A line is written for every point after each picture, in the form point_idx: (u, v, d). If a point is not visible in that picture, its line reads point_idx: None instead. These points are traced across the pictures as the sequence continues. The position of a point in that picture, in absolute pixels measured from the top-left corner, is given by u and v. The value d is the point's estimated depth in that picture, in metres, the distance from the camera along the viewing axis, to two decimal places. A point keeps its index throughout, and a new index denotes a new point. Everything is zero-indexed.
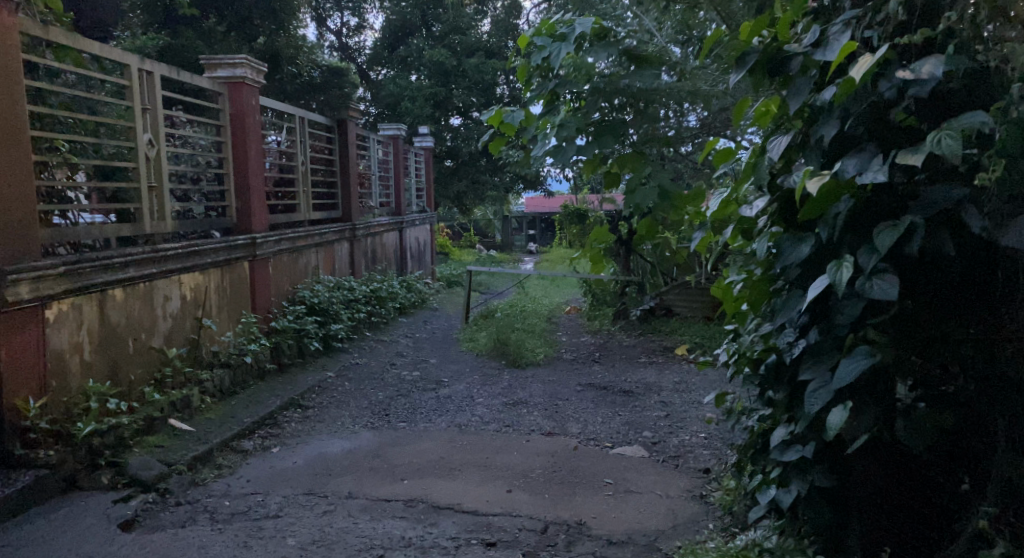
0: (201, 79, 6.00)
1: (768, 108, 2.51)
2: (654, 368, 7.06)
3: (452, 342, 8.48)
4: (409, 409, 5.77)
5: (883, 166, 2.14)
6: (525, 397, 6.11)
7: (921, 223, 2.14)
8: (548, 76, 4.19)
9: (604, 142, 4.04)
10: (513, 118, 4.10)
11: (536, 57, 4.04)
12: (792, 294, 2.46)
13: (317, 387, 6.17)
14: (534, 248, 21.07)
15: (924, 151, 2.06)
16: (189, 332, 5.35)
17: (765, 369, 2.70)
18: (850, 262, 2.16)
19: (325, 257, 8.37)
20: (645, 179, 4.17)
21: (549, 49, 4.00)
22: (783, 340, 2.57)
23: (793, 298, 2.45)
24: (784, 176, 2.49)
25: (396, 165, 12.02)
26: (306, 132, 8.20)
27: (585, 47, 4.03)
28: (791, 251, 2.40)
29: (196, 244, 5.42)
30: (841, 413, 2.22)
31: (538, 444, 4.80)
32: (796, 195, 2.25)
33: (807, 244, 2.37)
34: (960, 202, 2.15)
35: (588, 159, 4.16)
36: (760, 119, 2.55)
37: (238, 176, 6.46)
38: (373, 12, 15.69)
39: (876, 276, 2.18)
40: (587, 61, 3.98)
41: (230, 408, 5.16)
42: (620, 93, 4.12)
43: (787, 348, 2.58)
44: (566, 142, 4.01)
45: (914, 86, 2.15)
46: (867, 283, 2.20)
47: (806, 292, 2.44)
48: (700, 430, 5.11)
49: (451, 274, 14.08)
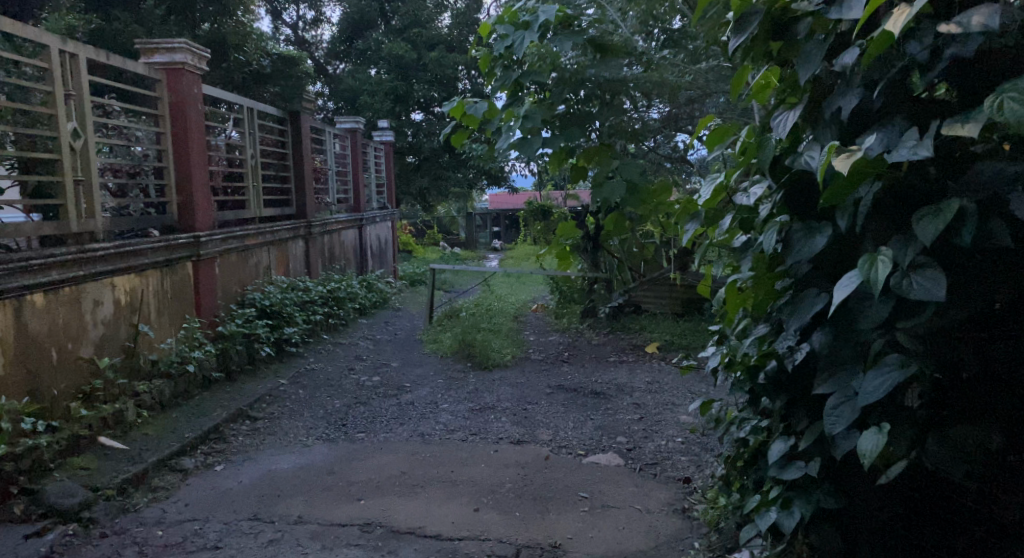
0: (137, 65, 5.57)
1: (768, 81, 2.27)
2: (626, 368, 6.76)
3: (416, 344, 8.10)
4: (367, 418, 5.39)
5: (925, 141, 1.85)
6: (492, 401, 5.76)
7: (971, 208, 1.84)
8: (512, 65, 3.92)
9: (573, 134, 3.78)
10: (477, 108, 3.85)
11: (498, 47, 3.75)
12: (804, 296, 2.16)
13: (269, 397, 5.75)
14: (499, 245, 20.75)
15: (983, 119, 1.77)
16: (124, 339, 4.91)
17: (766, 378, 2.37)
18: (886, 256, 1.86)
19: (278, 256, 7.93)
20: (613, 173, 3.92)
21: (512, 37, 3.70)
22: (782, 344, 2.26)
23: (807, 298, 2.14)
24: (791, 158, 2.20)
25: (354, 160, 11.58)
26: (256, 124, 7.75)
27: (549, 36, 3.79)
28: (804, 245, 2.11)
29: (131, 244, 4.98)
30: (875, 437, 1.92)
31: (507, 455, 4.46)
32: (818, 177, 1.94)
33: (824, 235, 2.08)
34: (1014, 182, 1.84)
35: (554, 152, 3.85)
36: (760, 93, 2.30)
37: (179, 171, 6.03)
38: (330, 5, 15.19)
39: (914, 272, 1.89)
40: (552, 52, 3.75)
41: (171, 422, 4.73)
42: (587, 84, 3.87)
43: (787, 354, 2.28)
44: (532, 134, 3.73)
45: (956, 44, 1.84)
46: (904, 281, 1.90)
47: (818, 292, 2.14)
48: (677, 434, 4.80)
49: (414, 272, 13.67)
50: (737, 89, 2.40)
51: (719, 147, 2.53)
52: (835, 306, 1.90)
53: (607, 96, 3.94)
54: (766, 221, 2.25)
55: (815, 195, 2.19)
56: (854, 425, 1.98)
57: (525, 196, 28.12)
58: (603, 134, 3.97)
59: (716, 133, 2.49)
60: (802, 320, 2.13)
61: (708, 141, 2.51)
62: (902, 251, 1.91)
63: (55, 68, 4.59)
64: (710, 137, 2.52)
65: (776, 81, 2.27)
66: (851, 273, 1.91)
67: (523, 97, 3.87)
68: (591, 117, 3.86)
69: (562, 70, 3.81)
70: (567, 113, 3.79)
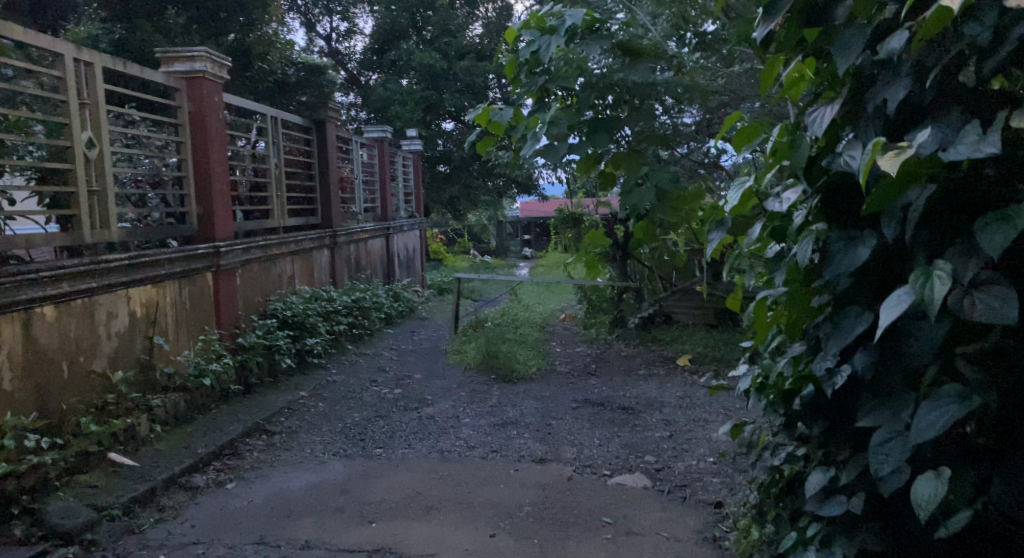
0: (156, 73, 5.48)
1: (802, 74, 2.05)
2: (655, 381, 6.54)
3: (440, 355, 7.95)
4: (387, 432, 5.24)
5: (988, 138, 1.65)
6: (515, 416, 5.58)
7: None
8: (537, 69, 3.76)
9: (600, 140, 3.62)
10: (501, 115, 3.73)
11: (524, 53, 3.63)
12: (847, 313, 1.94)
13: (288, 410, 5.63)
14: (529, 254, 20.60)
15: None
16: (139, 353, 4.81)
17: (801, 404, 2.15)
18: (943, 273, 1.66)
19: (302, 266, 7.83)
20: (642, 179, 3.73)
21: (538, 43, 3.60)
22: (819, 367, 2.03)
23: (849, 317, 1.93)
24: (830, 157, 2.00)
25: (382, 169, 11.48)
26: (280, 133, 7.66)
27: (576, 39, 3.64)
28: (845, 257, 1.91)
29: (147, 255, 4.87)
30: (932, 486, 1.73)
31: (528, 474, 4.27)
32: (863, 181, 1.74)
33: (867, 247, 1.88)
34: None
35: (582, 158, 3.71)
36: (793, 88, 2.08)
37: (199, 180, 5.93)
38: (363, 16, 15.16)
39: (977, 290, 1.69)
40: (579, 56, 3.56)
41: (185, 437, 4.62)
42: (615, 90, 3.69)
43: (825, 379, 2.04)
44: (557, 140, 3.60)
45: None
46: (965, 300, 1.70)
47: (863, 309, 1.92)
48: (708, 454, 4.59)
49: (442, 281, 13.55)
50: (768, 82, 2.19)
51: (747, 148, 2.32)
52: (882, 329, 1.68)
53: (637, 100, 3.70)
54: (802, 228, 2.03)
55: (856, 201, 1.98)
56: (906, 465, 1.77)
57: (556, 204, 27.92)
58: (633, 141, 3.77)
59: (744, 132, 2.29)
60: (844, 341, 1.91)
61: (736, 140, 2.30)
62: (961, 267, 1.72)
63: (70, 77, 4.52)
64: (738, 137, 2.31)
65: (810, 73, 2.06)
66: (900, 291, 1.70)
67: (549, 103, 3.75)
68: (616, 122, 3.65)
69: (589, 74, 3.63)
70: (595, 119, 3.62)
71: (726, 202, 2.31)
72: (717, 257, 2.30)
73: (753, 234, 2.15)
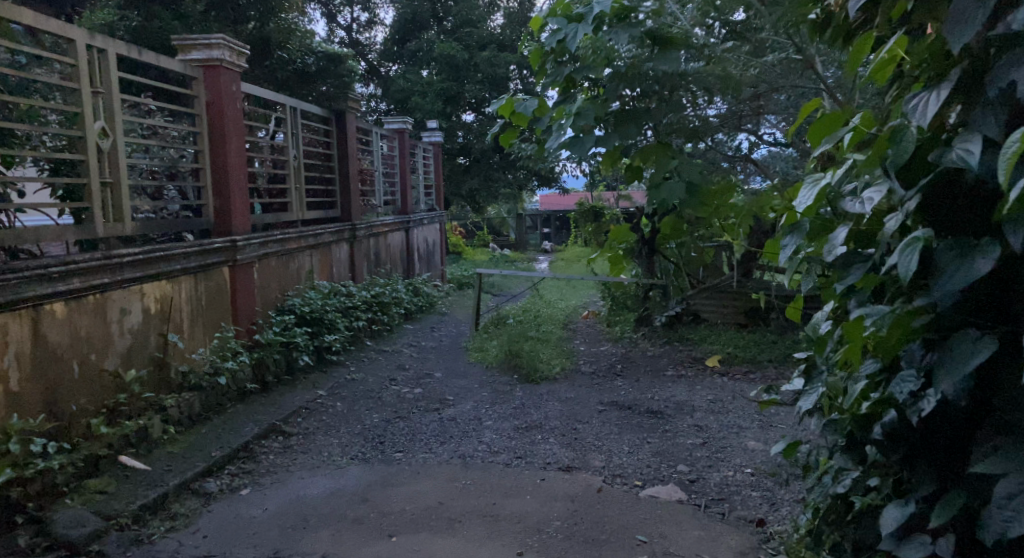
0: (172, 61, 5.30)
1: (893, 55, 1.94)
2: (685, 384, 6.32)
3: (461, 352, 7.76)
4: (407, 435, 5.06)
5: None
6: (540, 419, 5.37)
7: None
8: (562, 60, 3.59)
9: (627, 132, 3.43)
10: (525, 107, 3.59)
11: (549, 41, 3.45)
12: (958, 338, 1.73)
13: (305, 410, 5.45)
14: (549, 247, 20.39)
15: None
16: (153, 350, 4.64)
17: (880, 432, 1.96)
18: None
19: (320, 260, 7.65)
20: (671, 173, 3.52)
21: (564, 30, 3.41)
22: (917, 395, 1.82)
23: (961, 343, 1.72)
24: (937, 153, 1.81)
25: (403, 161, 11.28)
26: (299, 123, 7.48)
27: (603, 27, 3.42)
28: (962, 273, 1.70)
29: (161, 249, 4.70)
30: None
31: (555, 485, 4.07)
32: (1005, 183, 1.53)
33: (989, 262, 1.67)
34: None
35: (607, 152, 3.53)
36: (879, 72, 1.97)
37: (216, 172, 5.76)
38: (384, 7, 14.98)
39: None
40: (607, 44, 3.38)
41: (199, 439, 4.45)
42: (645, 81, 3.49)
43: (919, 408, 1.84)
44: (584, 133, 3.40)
45: None
46: None
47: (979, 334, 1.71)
48: (744, 464, 4.38)
49: (462, 275, 13.37)
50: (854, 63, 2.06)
51: (825, 140, 2.10)
52: None
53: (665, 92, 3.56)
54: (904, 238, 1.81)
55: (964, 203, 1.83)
56: None
57: (576, 197, 27.59)
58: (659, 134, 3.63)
59: (822, 122, 2.08)
60: (958, 369, 1.70)
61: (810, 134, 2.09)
62: None
63: (82, 64, 4.33)
64: (816, 125, 2.09)
65: (903, 56, 1.95)
66: None
67: (575, 95, 3.58)
68: (647, 113, 3.47)
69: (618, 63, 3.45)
70: (622, 110, 3.44)
71: (798, 202, 2.08)
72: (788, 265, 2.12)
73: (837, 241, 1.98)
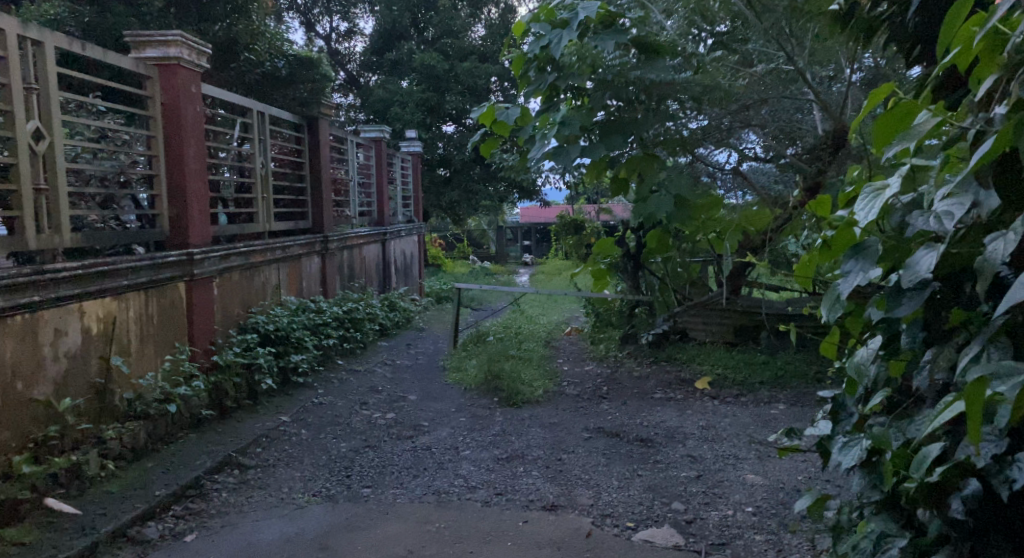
0: (122, 58, 4.84)
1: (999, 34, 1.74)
2: (675, 408, 5.94)
3: (439, 372, 7.33)
4: (377, 467, 4.63)
5: None
6: (521, 448, 4.96)
7: None
8: (545, 68, 4.49)
9: (613, 141, 4.42)
10: (510, 114, 4.48)
11: (537, 45, 4.32)
12: None
13: (266, 439, 5.01)
14: (529, 260, 20.01)
15: None
16: (93, 376, 4.19)
17: (964, 506, 1.78)
18: None
19: (289, 273, 7.20)
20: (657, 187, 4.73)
21: (549, 35, 4.28)
22: None
23: None
24: None
25: (379, 170, 10.85)
26: (267, 129, 7.02)
27: (589, 36, 4.37)
28: None
29: (104, 263, 4.25)
30: None
31: (538, 529, 3.68)
32: None
33: None
34: None
35: (593, 163, 4.58)
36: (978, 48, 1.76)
37: (172, 179, 5.31)
38: (364, 16, 14.53)
39: None
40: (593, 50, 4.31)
41: (143, 475, 4.01)
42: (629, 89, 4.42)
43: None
44: (569, 143, 4.34)
45: None
46: None
47: None
48: (745, 502, 3.99)
49: (441, 288, 12.93)
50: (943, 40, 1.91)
51: (893, 138, 1.98)
52: None
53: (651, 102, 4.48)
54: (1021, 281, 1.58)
55: None
56: None
57: (558, 210, 27.15)
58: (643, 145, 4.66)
59: (894, 115, 1.95)
60: None
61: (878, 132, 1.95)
62: None
63: (13, 57, 3.88)
64: (882, 123, 1.95)
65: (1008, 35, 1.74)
66: None
67: (558, 103, 4.53)
68: (631, 123, 4.45)
69: (602, 73, 4.39)
70: (607, 122, 4.45)
71: (860, 216, 1.99)
72: (851, 292, 1.99)
73: (922, 266, 1.83)
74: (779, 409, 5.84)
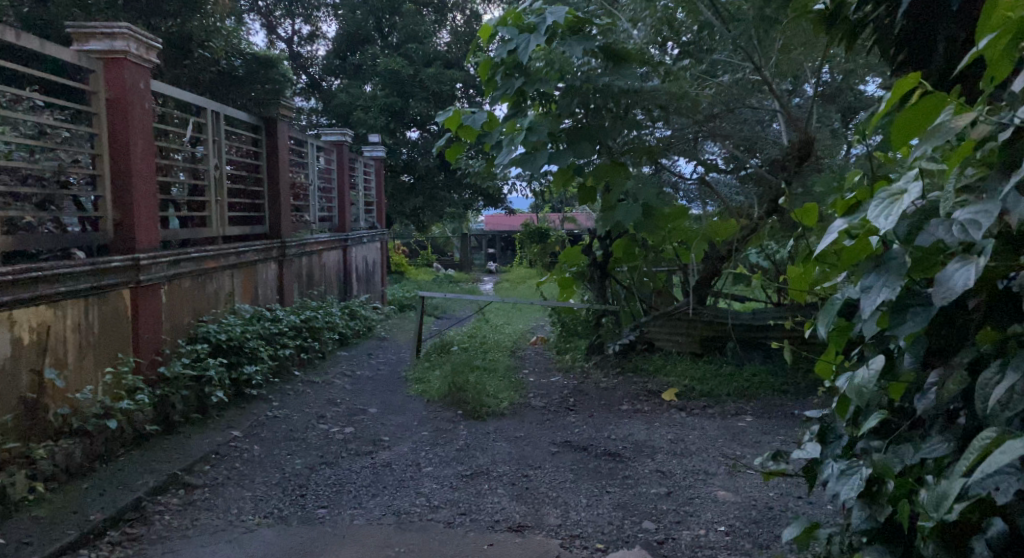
0: (64, 49, 4.56)
1: None
2: (643, 420, 5.77)
3: (400, 383, 7.08)
4: (334, 485, 4.38)
5: None
6: (485, 464, 4.73)
7: None
8: (513, 72, 4.30)
9: (580, 150, 4.26)
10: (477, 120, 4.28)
11: (503, 50, 4.10)
12: None
13: (215, 456, 4.73)
14: (494, 268, 19.78)
15: None
16: (23, 390, 3.91)
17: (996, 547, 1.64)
18: None
19: (244, 280, 6.91)
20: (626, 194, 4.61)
21: (516, 40, 4.05)
22: None
23: None
24: None
25: (340, 177, 10.56)
26: (222, 130, 6.74)
27: (557, 39, 4.17)
28: None
29: (38, 268, 3.96)
30: None
31: (503, 553, 3.47)
32: None
33: None
34: None
35: (560, 171, 4.38)
36: None
37: (117, 181, 5.00)
38: (327, 19, 14.22)
39: None
40: (561, 55, 4.14)
41: (78, 497, 3.74)
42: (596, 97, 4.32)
43: None
44: (536, 151, 4.19)
45: None
46: None
47: None
48: (717, 521, 3.82)
49: (404, 296, 12.66)
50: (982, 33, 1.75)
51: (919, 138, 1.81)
52: None
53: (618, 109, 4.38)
54: None
55: None
56: None
57: (522, 218, 26.94)
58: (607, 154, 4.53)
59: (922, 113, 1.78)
60: None
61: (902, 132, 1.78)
62: None
63: None
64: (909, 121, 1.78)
65: None
66: None
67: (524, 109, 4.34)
68: (599, 131, 4.34)
69: (572, 81, 4.27)
70: (575, 128, 4.29)
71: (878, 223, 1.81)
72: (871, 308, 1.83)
73: (957, 281, 1.67)
74: (747, 421, 5.70)
